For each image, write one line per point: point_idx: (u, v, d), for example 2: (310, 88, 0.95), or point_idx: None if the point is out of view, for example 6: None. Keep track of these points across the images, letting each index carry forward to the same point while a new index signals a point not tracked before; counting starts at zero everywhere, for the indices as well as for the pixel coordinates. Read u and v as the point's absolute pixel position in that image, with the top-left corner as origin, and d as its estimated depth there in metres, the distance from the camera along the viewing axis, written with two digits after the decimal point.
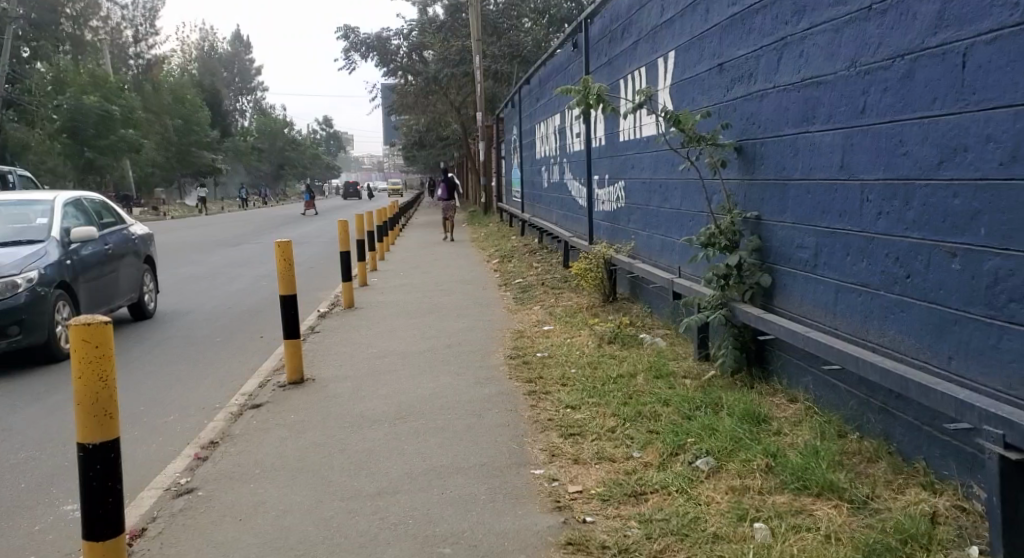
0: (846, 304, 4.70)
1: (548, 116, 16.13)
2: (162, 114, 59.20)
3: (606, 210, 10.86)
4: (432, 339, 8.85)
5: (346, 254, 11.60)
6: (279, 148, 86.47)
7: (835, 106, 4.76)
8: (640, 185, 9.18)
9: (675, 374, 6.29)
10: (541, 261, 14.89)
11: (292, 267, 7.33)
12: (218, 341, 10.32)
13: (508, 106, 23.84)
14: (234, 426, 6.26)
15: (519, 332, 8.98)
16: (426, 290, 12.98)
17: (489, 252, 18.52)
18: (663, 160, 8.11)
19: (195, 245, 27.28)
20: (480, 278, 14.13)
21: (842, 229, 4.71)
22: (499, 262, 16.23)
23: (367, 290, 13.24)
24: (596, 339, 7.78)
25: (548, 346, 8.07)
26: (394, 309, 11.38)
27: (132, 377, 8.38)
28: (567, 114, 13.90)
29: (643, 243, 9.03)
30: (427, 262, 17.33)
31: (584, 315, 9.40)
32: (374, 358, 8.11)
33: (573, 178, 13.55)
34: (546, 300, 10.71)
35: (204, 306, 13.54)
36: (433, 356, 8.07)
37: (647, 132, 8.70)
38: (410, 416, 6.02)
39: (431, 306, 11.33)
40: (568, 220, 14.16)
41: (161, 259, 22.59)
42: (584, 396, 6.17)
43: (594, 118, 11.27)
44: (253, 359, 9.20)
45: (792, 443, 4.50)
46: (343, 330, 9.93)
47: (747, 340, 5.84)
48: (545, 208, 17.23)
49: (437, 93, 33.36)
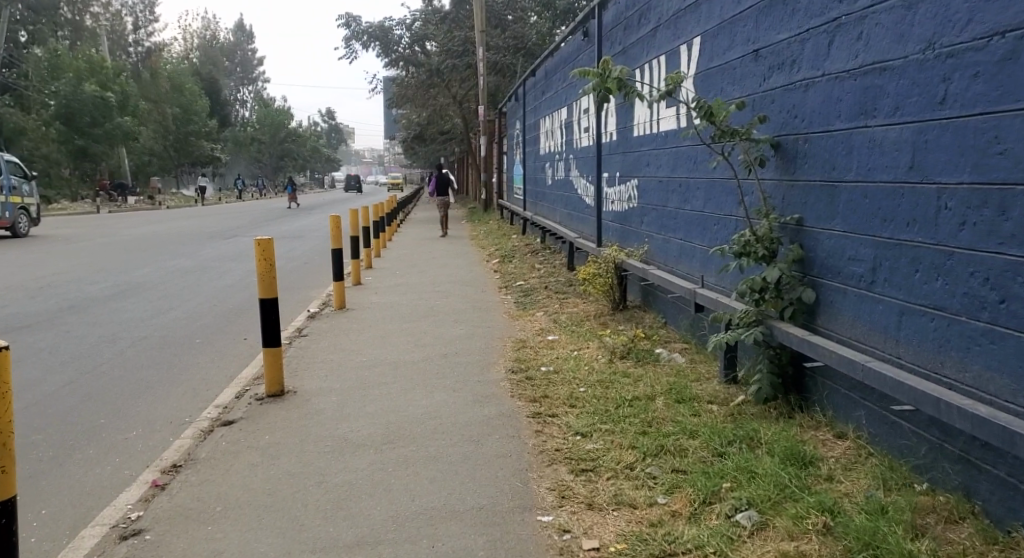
0: (912, 330, 4.00)
1: (555, 110, 15.43)
2: (161, 103, 58.55)
3: (617, 210, 10.14)
4: (426, 347, 8.14)
5: (338, 252, 10.88)
6: (279, 140, 85.72)
7: (902, 97, 4.03)
8: (656, 184, 8.47)
9: (698, 398, 5.59)
10: (544, 263, 14.20)
11: (274, 268, 6.62)
12: (197, 343, 9.62)
13: (512, 100, 23.14)
14: (201, 448, 5.56)
15: (522, 342, 8.28)
16: (422, 292, 12.27)
17: (490, 251, 17.81)
18: (685, 157, 7.41)
19: (188, 236, 26.55)
20: (479, 280, 13.41)
21: (910, 239, 3.99)
22: (500, 262, 15.53)
23: (360, 290, 12.52)
24: (607, 353, 7.07)
25: (554, 359, 7.36)
26: (388, 311, 10.67)
27: (99, 385, 7.68)
28: (575, 108, 13.20)
29: (659, 248, 8.32)
30: (425, 261, 16.62)
31: (592, 324, 8.69)
32: (364, 368, 7.40)
33: (580, 175, 12.83)
34: (550, 306, 9.99)
35: (189, 303, 12.84)
36: (427, 367, 7.36)
37: (668, 125, 7.99)
38: (399, 441, 5.32)
39: (427, 310, 10.61)
40: (574, 219, 13.45)
41: (151, 251, 21.86)
42: (596, 422, 5.46)
43: (606, 112, 10.56)
44: (232, 365, 8.49)
45: (849, 495, 3.84)
46: (332, 335, 9.22)
47: (785, 364, 5.14)
48: (548, 206, 16.54)
49: (439, 86, 32.65)
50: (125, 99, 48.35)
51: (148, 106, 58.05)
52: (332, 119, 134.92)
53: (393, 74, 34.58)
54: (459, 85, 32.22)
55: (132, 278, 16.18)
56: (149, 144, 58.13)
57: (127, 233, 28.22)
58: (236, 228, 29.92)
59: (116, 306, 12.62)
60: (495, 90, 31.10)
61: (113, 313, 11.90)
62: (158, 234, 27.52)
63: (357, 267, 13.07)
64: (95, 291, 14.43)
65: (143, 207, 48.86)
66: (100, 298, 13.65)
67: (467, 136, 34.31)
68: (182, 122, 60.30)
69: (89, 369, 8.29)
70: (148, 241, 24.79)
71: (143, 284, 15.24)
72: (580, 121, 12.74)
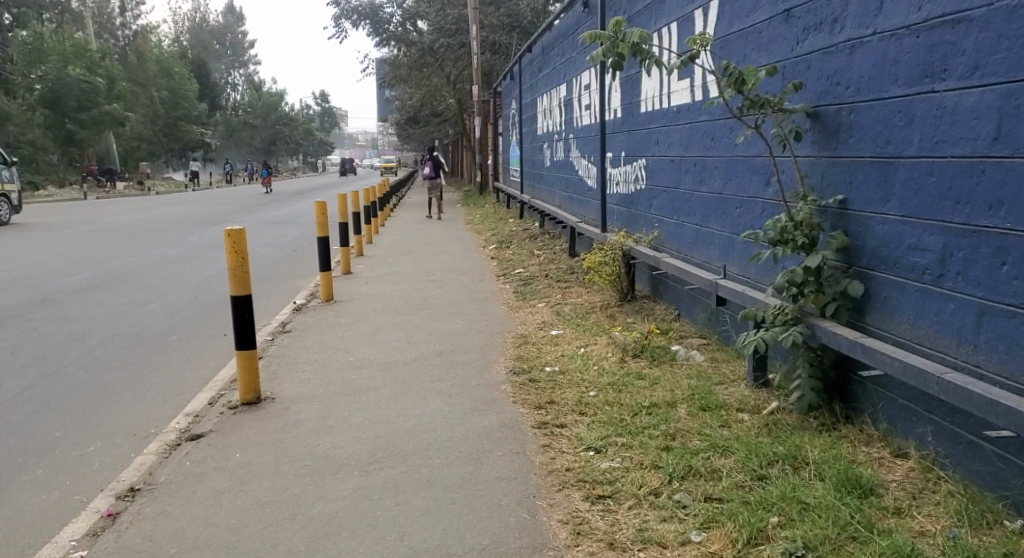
0: (997, 333, 3.44)
1: (553, 88, 14.71)
2: (149, 86, 57.66)
3: (623, 192, 9.46)
4: (420, 345, 7.49)
5: (324, 240, 10.19)
6: (271, 123, 84.71)
7: (984, 53, 3.46)
8: (667, 164, 7.82)
9: (725, 404, 4.94)
10: (543, 248, 13.54)
11: (247, 265, 5.96)
12: (174, 340, 8.96)
13: (507, 79, 22.41)
14: (165, 467, 4.92)
15: (522, 338, 7.62)
16: (415, 281, 11.59)
17: (487, 236, 17.13)
18: (703, 133, 6.74)
19: (174, 223, 25.75)
20: (476, 268, 12.74)
21: (995, 225, 3.43)
22: (497, 248, 14.87)
23: (350, 280, 11.86)
24: (617, 351, 6.42)
25: (559, 357, 6.70)
26: (378, 303, 10.01)
27: (60, 391, 7.02)
28: (575, 84, 12.52)
29: (672, 233, 7.66)
30: (419, 247, 15.94)
31: (598, 317, 8.04)
32: (351, 370, 6.74)
33: (582, 156, 12.12)
34: (552, 297, 9.32)
35: (169, 295, 12.17)
36: (419, 368, 6.70)
37: (681, 99, 7.34)
38: (388, 460, 4.67)
39: (420, 302, 9.95)
40: (574, 202, 12.79)
41: (133, 239, 21.08)
42: (611, 434, 4.81)
43: (610, 87, 9.86)
44: (207, 365, 7.82)
45: (926, 539, 3.25)
46: (318, 330, 8.56)
47: (828, 368, 4.50)
48: (547, 189, 15.88)
49: (431, 66, 31.82)
50: (112, 83, 47.51)
51: (136, 90, 57.20)
52: (326, 102, 133.64)
53: (384, 54, 33.74)
54: (452, 65, 31.41)
55: (112, 268, 15.50)
56: (138, 129, 57.29)
57: (114, 220, 27.52)
58: (225, 213, 29.19)
59: (92, 299, 11.96)
60: (489, 70, 30.28)
61: (88, 307, 11.23)
62: (144, 221, 26.81)
63: (346, 255, 12.38)
64: (71, 283, 13.76)
65: (132, 192, 48.16)
66: (76, 290, 12.98)
67: (461, 118, 33.51)
68: (172, 106, 59.27)
69: (52, 372, 7.63)
70: (133, 229, 24.10)
71: (123, 275, 14.57)
72: (581, 98, 12.01)
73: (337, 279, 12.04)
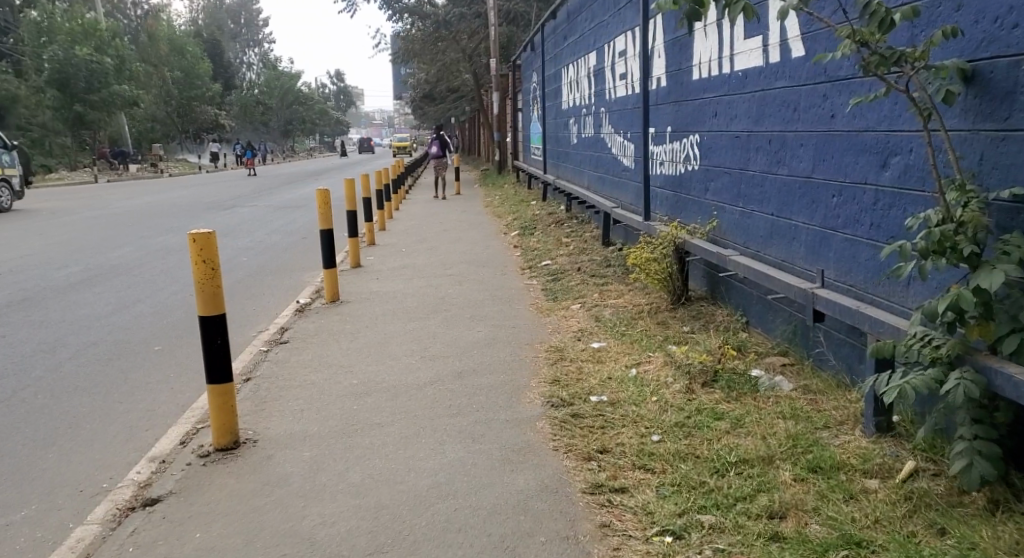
0: None
1: (582, 57, 13.43)
2: (162, 66, 56.44)
3: (673, 174, 8.25)
4: (437, 362, 6.28)
5: (328, 234, 8.98)
6: (286, 102, 83.40)
7: None
8: (730, 141, 6.64)
9: (841, 462, 3.72)
10: (572, 235, 12.33)
11: (220, 279, 4.72)
12: (155, 351, 7.80)
13: (527, 51, 21.16)
14: (104, 551, 3.78)
15: (558, 351, 6.40)
16: (432, 277, 10.38)
17: (509, 221, 15.87)
18: (783, 102, 5.52)
19: (180, 208, 24.63)
20: (498, 259, 11.52)
21: None
22: (520, 235, 13.68)
23: (360, 276, 10.66)
24: (680, 376, 5.21)
25: (607, 383, 5.48)
26: (390, 304, 8.81)
27: (9, 423, 5.88)
28: (607, 50, 11.31)
29: (738, 225, 6.45)
30: (435, 235, 14.71)
31: (646, 325, 6.81)
32: (352, 399, 5.54)
33: (618, 132, 10.88)
34: (589, 298, 8.10)
35: (163, 293, 11.03)
36: (436, 396, 5.51)
37: (749, 61, 6.14)
38: (393, 551, 3.55)
39: (437, 303, 8.74)
40: (607, 184, 11.60)
41: (135, 226, 19.98)
42: (693, 508, 3.60)
43: (658, 52, 8.63)
44: (189, 385, 6.66)
45: None
46: (319, 341, 7.36)
47: (1001, 426, 3.29)
48: (574, 168, 14.66)
49: (447, 39, 30.57)
50: (123, 62, 46.31)
51: (148, 70, 56.03)
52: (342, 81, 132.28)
53: (398, 27, 32.32)
54: (468, 37, 29.95)
55: (107, 259, 14.39)
56: (151, 110, 56.19)
57: (120, 204, 26.43)
58: (237, 196, 28.02)
59: (76, 299, 10.83)
60: (508, 43, 28.93)
61: (70, 308, 10.09)
62: (150, 205, 25.68)
63: (355, 247, 11.18)
64: (58, 278, 12.62)
65: (145, 175, 47.17)
66: (62, 287, 11.84)
67: (479, 93, 32.11)
68: (185, 86, 58.28)
69: (6, 397, 6.50)
70: (137, 214, 22.99)
71: (116, 268, 13.42)
72: (615, 66, 10.85)
73: (345, 274, 10.84)
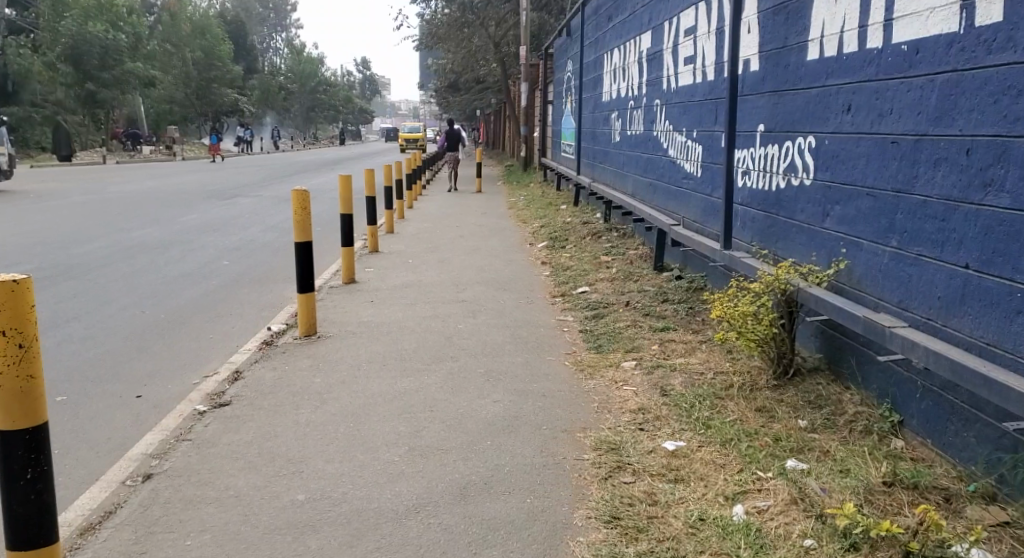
0: None
1: (632, 39, 11.43)
2: (183, 47, 54.66)
3: (766, 189, 6.26)
4: (432, 464, 4.21)
5: (304, 247, 6.91)
6: (309, 89, 81.49)
7: None
8: (875, 145, 4.60)
9: None
10: (613, 254, 10.27)
11: (36, 370, 2.98)
12: (57, 402, 5.72)
13: (561, 38, 19.15)
14: None
15: (614, 450, 4.31)
16: (441, 304, 8.28)
17: (535, 229, 13.83)
18: (1005, 88, 3.52)
19: (176, 195, 22.63)
20: (524, 282, 9.49)
21: None
22: (549, 250, 11.67)
23: (352, 298, 8.58)
24: (833, 547, 3.23)
25: (700, 532, 3.43)
26: (381, 344, 6.73)
27: None
28: (672, 28, 9.33)
29: (891, 274, 4.37)
30: (449, 243, 12.68)
31: (739, 409, 4.70)
32: (286, 537, 3.52)
33: (680, 131, 8.92)
34: (647, 352, 6.01)
35: (112, 306, 8.97)
36: (420, 541, 3.48)
37: (919, 24, 4.12)
38: None
39: (443, 346, 6.64)
40: (663, 194, 9.62)
41: (121, 215, 17.94)
42: None
43: (747, 27, 6.63)
44: (75, 471, 4.59)
45: None
46: (273, 404, 5.26)
47: None
48: (613, 171, 12.67)
49: (474, 26, 28.58)
50: (139, 41, 44.45)
51: (168, 50, 54.25)
52: (366, 69, 130.94)
53: (422, 11, 30.27)
54: (495, 24, 27.92)
55: (69, 256, 12.37)
56: (169, 92, 54.32)
57: (115, 189, 24.34)
58: (241, 184, 25.97)
59: None
60: (538, 29, 26.96)
61: None
62: (146, 191, 23.61)
63: (349, 260, 9.18)
64: None
65: (158, 157, 45.25)
66: None
67: (506, 83, 30.02)
68: (204, 67, 55.69)
69: None
70: (129, 201, 20.93)
71: (75, 267, 11.36)
72: (682, 49, 8.92)
73: (335, 293, 8.81)
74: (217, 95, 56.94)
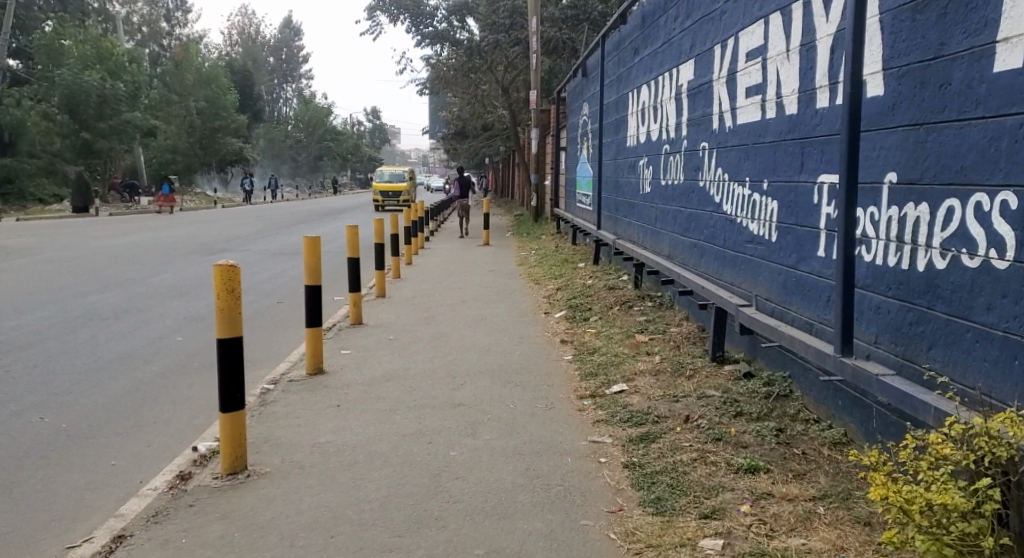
0: None
1: (667, 72, 9.47)
2: (187, 96, 52.94)
3: (906, 267, 4.19)
4: None
5: (226, 348, 4.85)
6: (318, 137, 80.09)
7: None
8: None
9: None
10: (650, 332, 8.20)
11: None
12: None
13: (576, 78, 17.25)
14: None
15: None
16: (428, 411, 6.17)
17: (550, 293, 11.81)
18: None
19: (158, 251, 20.63)
20: (539, 372, 7.42)
21: None
22: (568, 323, 9.62)
23: (314, 398, 6.53)
24: None
25: None
26: (335, 487, 4.67)
27: None
28: (725, 51, 7.35)
29: None
30: (449, 311, 10.66)
31: None
32: None
33: (741, 180, 6.90)
34: (736, 523, 3.93)
35: (9, 408, 6.94)
36: None
37: None
38: None
39: (424, 493, 4.56)
40: (715, 260, 7.57)
41: (84, 276, 15.88)
42: None
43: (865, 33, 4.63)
44: None
45: None
46: None
47: None
48: (643, 227, 10.66)
49: (482, 71, 26.78)
50: (142, 91, 42.79)
51: (170, 98, 52.57)
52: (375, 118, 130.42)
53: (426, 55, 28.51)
54: (505, 69, 26.14)
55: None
56: (172, 141, 52.60)
57: (93, 244, 22.31)
58: (232, 238, 23.93)
59: None
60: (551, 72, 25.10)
61: None
62: (125, 246, 21.59)
63: (315, 347, 7.16)
64: None
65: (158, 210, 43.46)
66: None
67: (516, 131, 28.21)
68: (208, 117, 54.15)
69: None
70: (102, 258, 18.92)
71: None
72: (743, 76, 6.92)
73: (295, 392, 6.74)
74: (221, 144, 55.22)
